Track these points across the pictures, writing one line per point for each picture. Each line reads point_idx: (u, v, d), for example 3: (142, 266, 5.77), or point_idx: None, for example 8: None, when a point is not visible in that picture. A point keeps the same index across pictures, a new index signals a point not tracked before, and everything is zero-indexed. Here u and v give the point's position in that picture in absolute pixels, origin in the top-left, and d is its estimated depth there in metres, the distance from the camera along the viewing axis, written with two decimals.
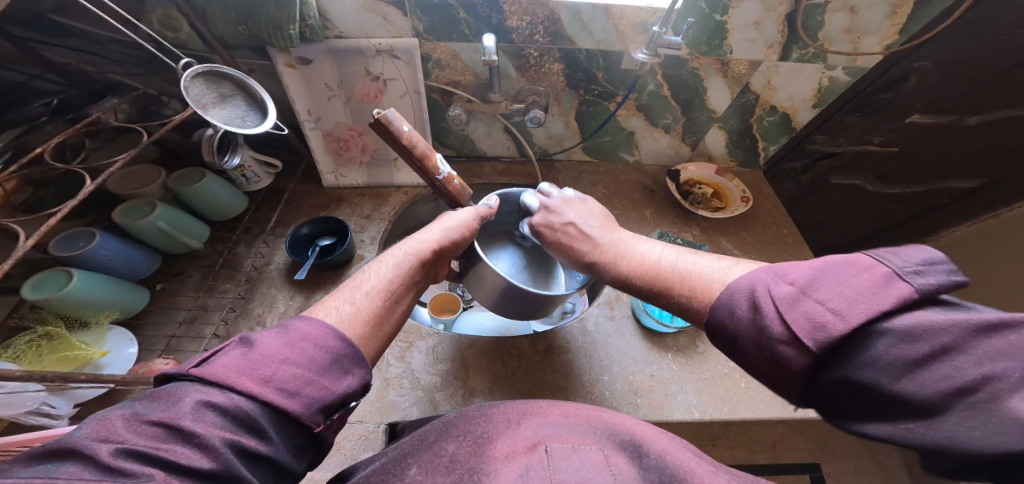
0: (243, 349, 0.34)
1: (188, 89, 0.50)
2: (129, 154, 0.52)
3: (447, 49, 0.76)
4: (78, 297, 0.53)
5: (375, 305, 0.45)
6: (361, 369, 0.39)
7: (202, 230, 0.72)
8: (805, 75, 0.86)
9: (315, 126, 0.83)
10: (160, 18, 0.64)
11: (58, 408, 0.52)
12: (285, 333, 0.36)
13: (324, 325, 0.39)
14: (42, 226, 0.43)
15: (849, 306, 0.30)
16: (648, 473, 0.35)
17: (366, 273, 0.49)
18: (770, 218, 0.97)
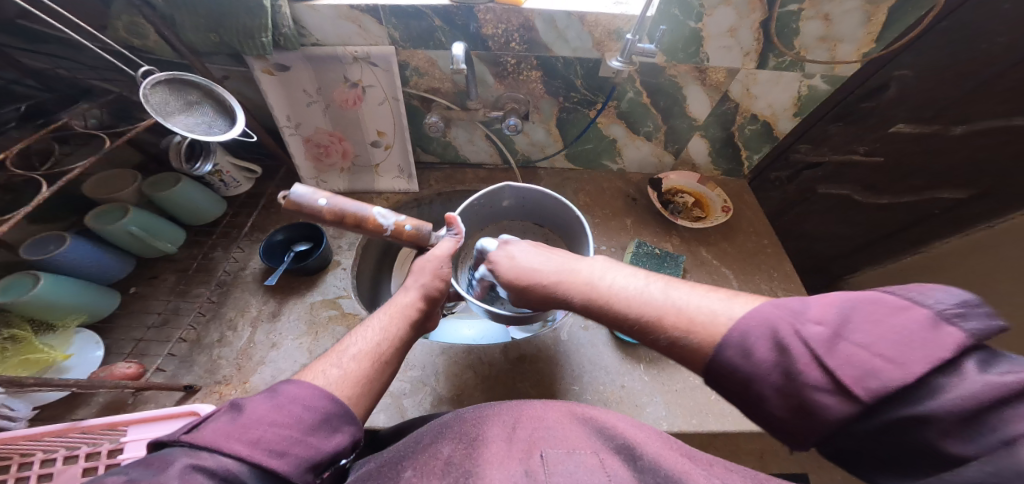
0: (230, 417, 0.35)
1: (147, 97, 0.50)
2: (89, 161, 0.51)
3: (424, 57, 0.77)
4: (46, 300, 0.53)
5: (364, 368, 0.46)
6: (350, 426, 0.42)
7: (177, 234, 0.72)
8: (783, 84, 0.86)
9: (295, 132, 0.84)
10: (126, 26, 0.64)
11: (17, 410, 0.51)
12: (274, 397, 0.39)
13: (313, 386, 0.41)
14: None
15: (902, 354, 0.29)
16: (642, 475, 0.36)
17: (342, 350, 0.48)
18: (750, 229, 0.99)
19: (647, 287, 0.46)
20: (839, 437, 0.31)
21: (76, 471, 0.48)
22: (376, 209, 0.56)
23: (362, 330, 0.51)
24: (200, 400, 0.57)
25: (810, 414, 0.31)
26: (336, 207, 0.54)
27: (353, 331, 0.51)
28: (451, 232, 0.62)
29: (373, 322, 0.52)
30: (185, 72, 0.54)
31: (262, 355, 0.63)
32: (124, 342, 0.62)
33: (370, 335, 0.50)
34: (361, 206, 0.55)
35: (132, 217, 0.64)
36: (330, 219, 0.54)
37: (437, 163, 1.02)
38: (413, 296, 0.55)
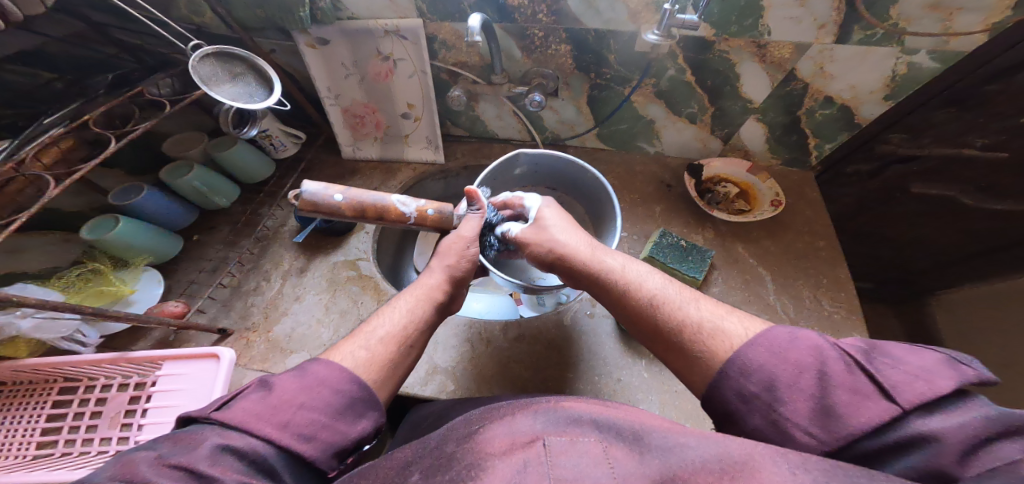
0: (262, 396, 0.39)
1: (196, 68, 0.57)
2: (146, 126, 0.61)
3: (451, 30, 0.76)
4: (121, 242, 0.67)
5: (389, 350, 0.49)
6: (373, 412, 0.44)
7: (232, 191, 0.84)
8: (872, 62, 0.69)
9: (335, 103, 0.90)
10: (186, 4, 0.74)
11: (88, 337, 0.66)
12: (302, 377, 0.42)
13: (339, 368, 0.44)
14: (67, 180, 0.52)
15: (924, 378, 0.31)
16: (652, 469, 0.31)
17: (369, 330, 0.50)
18: (805, 229, 0.87)
19: (660, 288, 0.48)
20: (851, 446, 0.31)
21: (122, 398, 0.60)
22: (394, 199, 0.56)
23: (391, 311, 0.54)
24: (230, 343, 0.69)
25: (832, 417, 0.32)
26: (355, 202, 0.54)
27: (381, 312, 0.54)
28: (473, 207, 0.64)
29: (399, 305, 0.54)
30: (231, 46, 0.61)
31: (287, 306, 0.74)
32: (181, 284, 0.76)
33: (396, 317, 0.53)
34: (380, 197, 0.55)
35: (195, 174, 0.76)
36: (353, 213, 0.54)
37: (466, 136, 1.03)
38: (437, 279, 0.58)
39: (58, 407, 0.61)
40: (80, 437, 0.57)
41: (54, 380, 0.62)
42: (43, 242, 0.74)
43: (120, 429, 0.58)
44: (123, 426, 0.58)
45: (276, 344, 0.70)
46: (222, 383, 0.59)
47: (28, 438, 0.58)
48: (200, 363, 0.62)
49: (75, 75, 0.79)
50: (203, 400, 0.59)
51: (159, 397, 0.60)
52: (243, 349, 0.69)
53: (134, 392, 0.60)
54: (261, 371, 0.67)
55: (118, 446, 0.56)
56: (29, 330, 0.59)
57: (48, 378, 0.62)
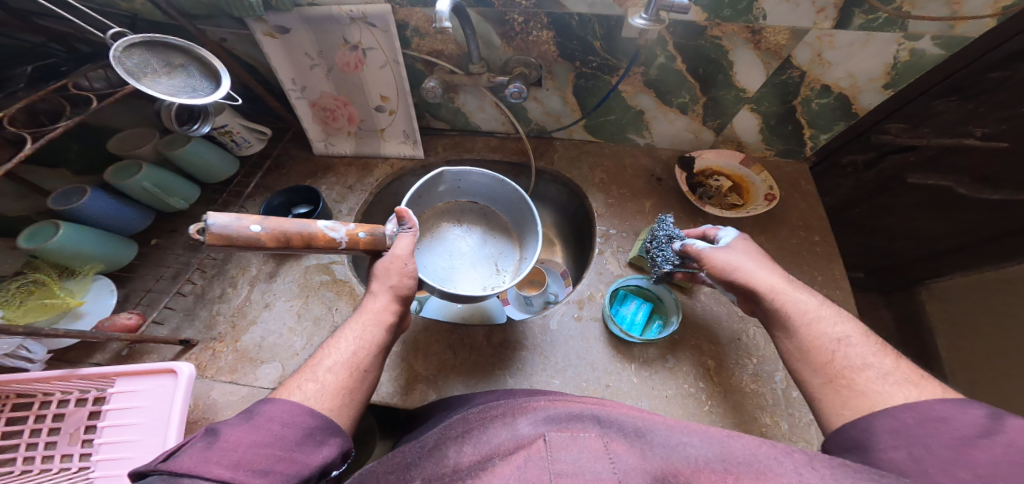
0: (207, 445, 0.32)
1: (122, 59, 0.50)
2: (72, 121, 0.55)
3: (422, 16, 0.70)
4: (63, 250, 0.63)
5: (343, 378, 0.44)
6: (336, 438, 0.40)
7: (191, 192, 0.80)
8: (871, 49, 0.65)
9: (302, 96, 0.83)
10: None
11: (34, 353, 0.62)
12: (251, 419, 0.36)
13: (289, 402, 0.39)
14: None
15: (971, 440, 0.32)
16: (650, 461, 0.31)
17: (334, 350, 0.46)
18: (799, 222, 0.84)
19: (838, 332, 0.44)
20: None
21: (82, 413, 0.56)
22: (318, 223, 0.50)
23: (347, 338, 0.48)
24: (196, 354, 0.66)
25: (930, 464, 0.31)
26: (278, 228, 0.46)
27: (341, 333, 0.49)
28: (401, 226, 0.57)
29: (349, 331, 0.49)
30: (163, 35, 0.54)
31: (255, 315, 0.71)
32: (136, 293, 0.73)
33: (347, 345, 0.47)
34: (301, 222, 0.48)
35: (144, 173, 0.70)
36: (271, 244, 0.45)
37: (447, 129, 0.98)
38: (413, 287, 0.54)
39: (12, 424, 0.56)
40: (39, 455, 0.54)
41: (5, 396, 0.57)
42: None
43: (82, 445, 0.55)
44: (86, 442, 0.55)
45: (245, 354, 0.67)
46: (181, 398, 0.56)
47: None
48: (157, 379, 0.59)
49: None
50: (166, 416, 0.56)
51: (116, 415, 0.56)
52: (211, 360, 0.66)
53: (94, 407, 0.57)
54: (230, 383, 0.64)
55: (81, 463, 0.53)
56: None
57: None
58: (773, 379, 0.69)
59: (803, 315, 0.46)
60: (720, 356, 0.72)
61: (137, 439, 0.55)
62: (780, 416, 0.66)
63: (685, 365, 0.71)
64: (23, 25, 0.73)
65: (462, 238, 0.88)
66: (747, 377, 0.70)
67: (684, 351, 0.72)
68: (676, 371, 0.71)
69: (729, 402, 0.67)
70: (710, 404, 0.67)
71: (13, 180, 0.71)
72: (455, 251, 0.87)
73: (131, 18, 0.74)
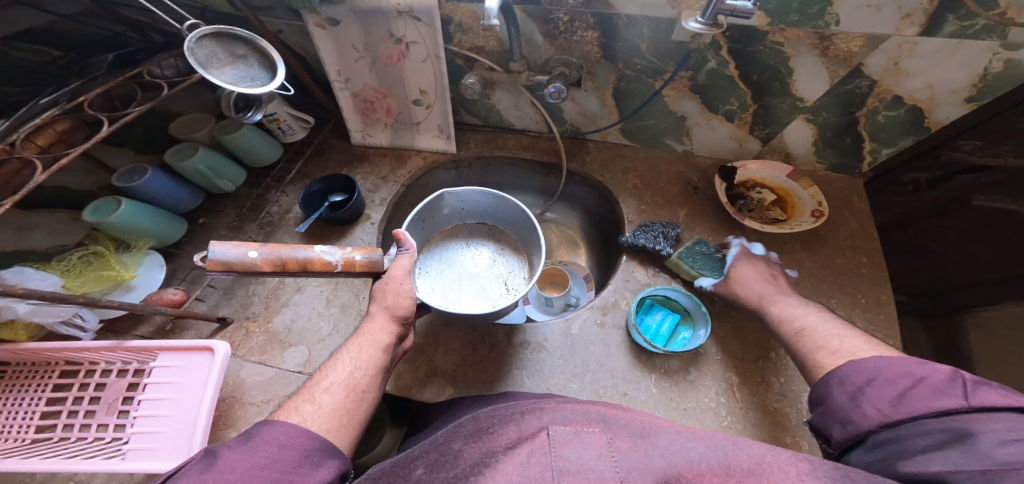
0: (203, 469, 0.33)
1: (195, 50, 0.53)
2: (145, 107, 0.59)
3: (468, 11, 0.70)
4: (124, 224, 0.67)
5: (343, 399, 0.45)
6: (333, 460, 0.39)
7: (239, 175, 0.84)
8: (960, 57, 0.60)
9: (345, 87, 0.85)
10: None
11: (87, 322, 0.66)
12: (247, 442, 0.36)
13: (289, 425, 0.39)
14: (58, 164, 0.50)
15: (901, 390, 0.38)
16: (653, 459, 0.32)
17: (333, 372, 0.47)
18: (846, 241, 0.79)
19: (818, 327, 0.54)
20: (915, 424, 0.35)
21: (122, 385, 0.60)
22: (314, 248, 0.50)
23: (343, 361, 0.49)
24: (230, 333, 0.70)
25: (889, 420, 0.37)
26: (276, 255, 0.47)
27: (341, 356, 0.50)
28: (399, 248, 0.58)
29: (349, 354, 0.49)
30: (232, 27, 0.57)
31: (287, 297, 0.74)
32: (185, 269, 0.77)
33: (342, 367, 0.48)
34: (297, 248, 0.49)
35: (199, 157, 0.75)
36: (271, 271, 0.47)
37: (480, 126, 0.98)
38: None
39: (57, 391, 0.61)
40: (79, 423, 0.58)
41: (56, 362, 0.62)
42: (50, 220, 0.75)
43: (118, 416, 0.58)
44: (121, 414, 0.59)
45: (275, 335, 0.70)
46: (216, 376, 0.59)
47: (26, 422, 0.58)
48: (195, 356, 0.62)
49: (79, 53, 0.78)
50: (198, 395, 0.59)
51: (154, 389, 0.60)
52: (243, 338, 0.70)
53: (132, 380, 0.60)
54: (258, 364, 0.67)
55: (116, 433, 0.57)
56: (26, 314, 0.59)
57: (47, 361, 0.62)
58: (800, 400, 0.66)
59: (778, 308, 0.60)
60: (749, 375, 0.69)
61: (168, 416, 0.58)
62: (809, 442, 0.63)
63: (710, 381, 0.69)
64: (101, 14, 0.79)
65: (473, 259, 0.88)
66: (778, 399, 0.67)
67: (709, 366, 0.70)
68: (699, 387, 0.68)
69: (755, 424, 0.65)
70: (734, 423, 0.64)
71: (82, 157, 0.77)
72: (464, 269, 0.86)
73: (201, 10, 0.79)
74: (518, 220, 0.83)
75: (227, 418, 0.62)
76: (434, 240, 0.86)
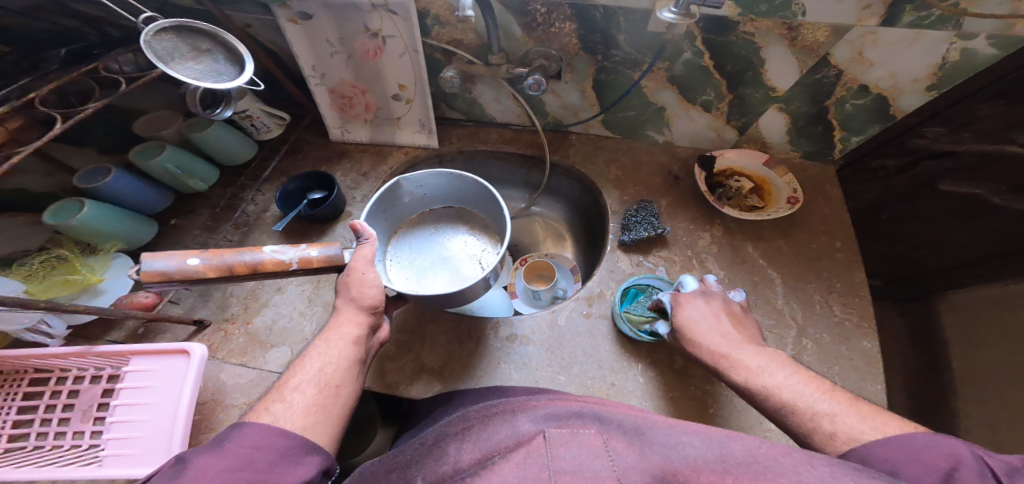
0: (173, 476, 0.32)
1: (152, 44, 0.51)
2: (101, 104, 0.56)
3: (443, 4, 0.68)
4: (88, 226, 0.65)
5: (322, 395, 0.44)
6: (313, 456, 0.39)
7: (210, 174, 0.82)
8: (919, 47, 0.61)
9: (321, 83, 0.83)
10: None
11: (53, 328, 0.64)
12: (218, 447, 0.35)
13: (262, 426, 0.38)
14: (6, 165, 0.47)
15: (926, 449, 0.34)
16: (649, 456, 0.32)
17: (303, 369, 0.46)
18: (821, 227, 0.82)
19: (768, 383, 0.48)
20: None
21: (95, 391, 0.58)
22: (267, 248, 0.49)
23: (312, 358, 0.48)
24: (208, 336, 0.69)
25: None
26: (227, 259, 0.47)
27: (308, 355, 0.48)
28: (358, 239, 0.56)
29: (326, 348, 0.48)
30: (192, 20, 0.55)
31: (268, 298, 0.73)
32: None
33: (314, 364, 0.47)
34: (248, 249, 0.48)
35: (167, 155, 0.73)
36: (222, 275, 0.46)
37: (462, 120, 0.97)
38: None
39: (28, 399, 0.59)
40: (53, 430, 0.56)
41: (24, 370, 0.61)
42: (8, 225, 0.72)
43: (94, 422, 0.57)
44: (97, 420, 0.57)
45: (255, 337, 0.69)
46: (193, 379, 0.58)
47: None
48: (171, 359, 0.61)
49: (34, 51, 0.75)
50: (177, 399, 0.58)
51: (129, 394, 0.58)
52: (222, 341, 0.68)
53: (106, 385, 0.59)
54: (239, 366, 0.66)
55: (92, 440, 0.56)
56: None
57: (16, 370, 0.61)
58: None
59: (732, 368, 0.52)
60: None
61: (149, 420, 0.57)
62: None
63: (691, 366, 0.71)
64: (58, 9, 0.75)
65: (445, 242, 0.87)
66: None
67: None
68: (682, 373, 0.70)
69: (735, 406, 0.67)
70: (714, 406, 0.66)
71: (41, 158, 0.74)
72: (435, 253, 0.86)
73: (162, 3, 0.75)
74: (485, 201, 0.83)
75: (208, 422, 0.61)
76: (404, 225, 0.86)
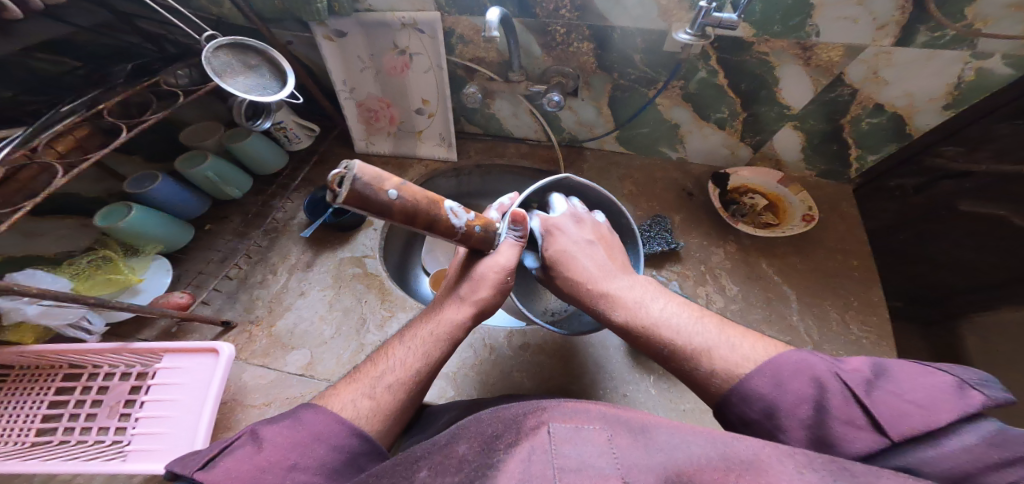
0: (254, 451, 0.37)
1: (210, 59, 0.56)
2: (161, 115, 0.61)
3: (469, 24, 0.73)
4: (133, 228, 0.69)
5: (395, 399, 0.47)
6: (375, 462, 0.42)
7: (245, 182, 0.86)
8: (933, 67, 0.63)
9: (350, 96, 0.88)
10: None
11: (92, 325, 0.68)
12: (297, 431, 0.40)
13: (337, 421, 0.42)
14: (77, 168, 0.52)
15: (931, 403, 0.33)
16: (653, 457, 0.31)
17: (385, 360, 0.50)
18: (838, 245, 0.81)
19: (680, 322, 0.49)
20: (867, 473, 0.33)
21: (125, 387, 0.60)
22: (450, 202, 0.45)
23: (399, 353, 0.51)
24: (234, 336, 0.70)
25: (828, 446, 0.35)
26: (419, 198, 0.42)
27: (403, 341, 0.53)
28: (514, 231, 0.55)
29: (410, 345, 0.51)
30: (245, 38, 0.60)
31: (290, 301, 0.75)
32: (189, 274, 0.78)
33: (400, 359, 0.50)
34: (436, 195, 0.44)
35: (209, 163, 0.78)
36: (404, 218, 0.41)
37: (480, 134, 1.01)
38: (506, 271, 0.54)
39: (60, 394, 0.62)
40: (79, 426, 0.58)
41: (59, 365, 0.63)
42: (60, 227, 0.77)
43: (120, 419, 0.59)
44: (122, 417, 0.59)
45: (278, 338, 0.70)
46: (218, 380, 0.59)
47: (28, 424, 0.59)
48: (199, 357, 0.62)
49: (97, 64, 0.82)
50: (199, 397, 0.60)
51: (158, 390, 0.60)
52: (246, 342, 0.70)
53: (135, 382, 0.61)
54: (261, 366, 0.67)
55: (116, 437, 0.57)
56: (35, 316, 0.61)
57: (51, 364, 0.63)
58: None
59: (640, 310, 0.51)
60: None
61: (168, 416, 0.58)
62: None
63: None
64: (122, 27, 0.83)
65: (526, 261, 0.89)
66: None
67: None
68: (698, 388, 0.69)
69: None
70: None
71: (94, 165, 0.79)
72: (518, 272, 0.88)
73: (216, 22, 0.82)
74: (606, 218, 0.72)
75: (228, 420, 0.61)
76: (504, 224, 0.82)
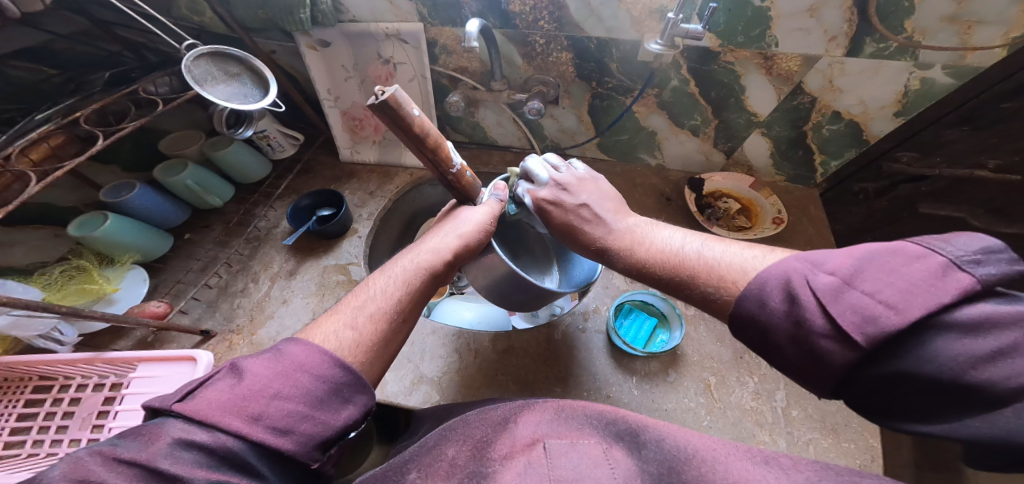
0: (235, 381, 0.34)
1: (190, 67, 0.56)
2: (139, 122, 0.60)
3: (452, 35, 0.75)
4: (111, 236, 0.68)
5: (378, 331, 0.44)
6: (362, 395, 0.39)
7: (226, 191, 0.85)
8: (882, 76, 0.67)
9: (334, 105, 0.89)
10: (185, 4, 0.77)
11: (65, 336, 0.65)
12: (278, 362, 0.36)
13: (320, 351, 0.38)
14: (50, 177, 0.52)
15: (904, 298, 0.28)
16: (647, 466, 0.32)
17: (368, 291, 0.48)
18: (808, 246, 0.85)
19: (685, 247, 0.47)
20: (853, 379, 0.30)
21: (98, 398, 0.58)
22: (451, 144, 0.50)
23: (380, 277, 0.50)
24: (213, 345, 0.69)
25: (821, 357, 0.31)
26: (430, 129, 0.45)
27: (387, 271, 0.51)
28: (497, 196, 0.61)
29: (393, 273, 0.50)
30: (226, 47, 0.60)
31: (273, 309, 0.74)
32: (166, 283, 0.76)
33: (384, 285, 0.49)
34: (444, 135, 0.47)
35: (189, 173, 0.77)
36: (420, 139, 0.45)
37: (466, 143, 1.03)
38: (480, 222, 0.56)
39: (30, 406, 0.59)
40: (50, 438, 0.56)
41: (29, 378, 0.61)
42: (32, 237, 0.74)
43: (92, 430, 0.56)
44: (95, 428, 0.56)
45: (259, 347, 0.69)
46: None
47: None
48: (178, 366, 0.61)
49: (76, 72, 0.81)
50: None
51: (131, 400, 0.58)
52: (226, 351, 0.68)
53: (109, 393, 0.59)
54: None
55: None
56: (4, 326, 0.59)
57: (21, 377, 0.61)
58: (775, 398, 0.67)
59: (645, 241, 0.51)
60: (723, 373, 0.71)
61: None
62: (779, 434, 0.64)
63: (689, 382, 0.70)
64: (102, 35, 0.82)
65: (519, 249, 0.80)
66: (748, 395, 0.68)
67: (689, 368, 0.72)
68: (678, 387, 0.70)
69: (734, 422, 0.66)
70: (713, 422, 0.66)
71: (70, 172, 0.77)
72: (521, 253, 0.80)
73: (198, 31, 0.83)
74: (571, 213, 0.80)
75: None
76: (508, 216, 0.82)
